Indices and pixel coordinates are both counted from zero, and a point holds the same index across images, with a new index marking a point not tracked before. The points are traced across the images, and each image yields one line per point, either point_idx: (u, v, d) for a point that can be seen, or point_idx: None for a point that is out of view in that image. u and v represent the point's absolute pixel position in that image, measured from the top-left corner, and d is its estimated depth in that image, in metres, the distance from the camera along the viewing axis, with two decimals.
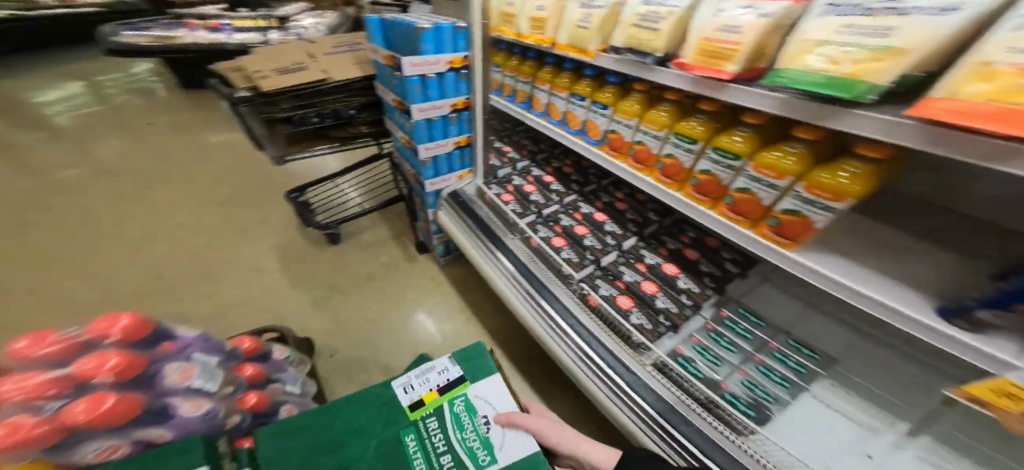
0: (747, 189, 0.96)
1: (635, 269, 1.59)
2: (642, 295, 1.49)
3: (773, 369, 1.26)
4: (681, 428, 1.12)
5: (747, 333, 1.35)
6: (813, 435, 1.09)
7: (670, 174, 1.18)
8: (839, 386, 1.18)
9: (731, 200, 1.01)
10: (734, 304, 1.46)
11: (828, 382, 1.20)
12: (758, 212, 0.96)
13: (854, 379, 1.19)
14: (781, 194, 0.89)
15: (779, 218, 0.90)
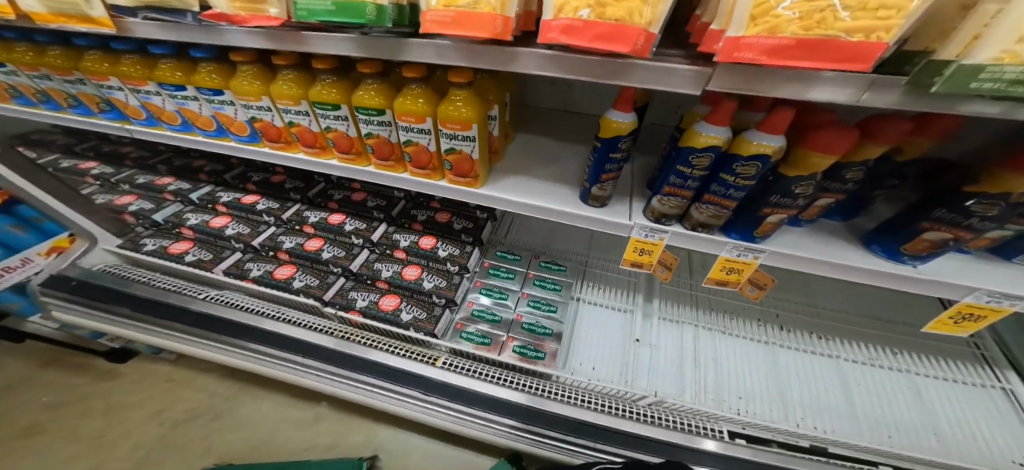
0: (407, 139, 0.63)
1: (390, 255, 0.84)
2: (398, 283, 0.80)
3: (537, 321, 0.79)
4: (494, 416, 0.76)
5: (553, 286, 0.85)
6: (603, 326, 0.87)
7: (269, 137, 0.67)
8: (609, 286, 0.94)
9: (405, 154, 0.65)
10: (539, 255, 0.92)
11: (662, 302, 0.92)
12: (430, 160, 0.65)
13: (735, 302, 0.95)
14: (438, 137, 0.62)
15: (450, 160, 0.64)
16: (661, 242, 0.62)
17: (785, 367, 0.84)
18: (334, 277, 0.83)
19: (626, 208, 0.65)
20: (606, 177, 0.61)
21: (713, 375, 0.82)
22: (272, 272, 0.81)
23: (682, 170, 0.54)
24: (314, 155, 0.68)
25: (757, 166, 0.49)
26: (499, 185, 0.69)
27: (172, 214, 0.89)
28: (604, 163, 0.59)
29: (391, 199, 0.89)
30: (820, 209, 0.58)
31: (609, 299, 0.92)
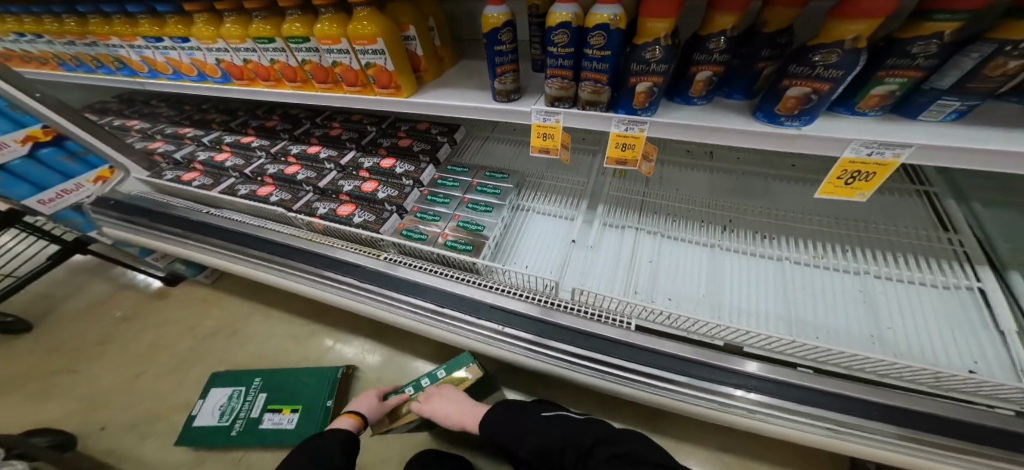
0: (334, 61, 0.71)
1: (356, 174, 1.02)
2: (358, 194, 0.95)
3: (472, 220, 0.89)
4: (426, 304, 0.85)
5: (493, 190, 0.95)
6: (543, 234, 0.95)
7: (234, 76, 0.83)
8: (558, 199, 1.01)
9: (335, 75, 0.73)
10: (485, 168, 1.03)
11: (607, 208, 0.95)
12: (357, 77, 0.72)
13: (688, 208, 0.93)
14: (355, 55, 0.69)
15: (370, 74, 0.71)
16: (560, 123, 0.62)
17: (727, 268, 0.82)
18: (305, 193, 1.00)
19: (531, 100, 0.66)
20: (502, 71, 0.62)
21: (644, 274, 0.83)
22: (256, 191, 1.00)
23: (554, 52, 0.55)
24: (272, 87, 0.82)
25: (603, 35, 0.51)
26: (423, 94, 0.75)
27: (187, 153, 1.11)
28: (495, 58, 0.60)
29: (364, 132, 1.12)
30: (705, 82, 0.58)
31: (553, 210, 0.99)
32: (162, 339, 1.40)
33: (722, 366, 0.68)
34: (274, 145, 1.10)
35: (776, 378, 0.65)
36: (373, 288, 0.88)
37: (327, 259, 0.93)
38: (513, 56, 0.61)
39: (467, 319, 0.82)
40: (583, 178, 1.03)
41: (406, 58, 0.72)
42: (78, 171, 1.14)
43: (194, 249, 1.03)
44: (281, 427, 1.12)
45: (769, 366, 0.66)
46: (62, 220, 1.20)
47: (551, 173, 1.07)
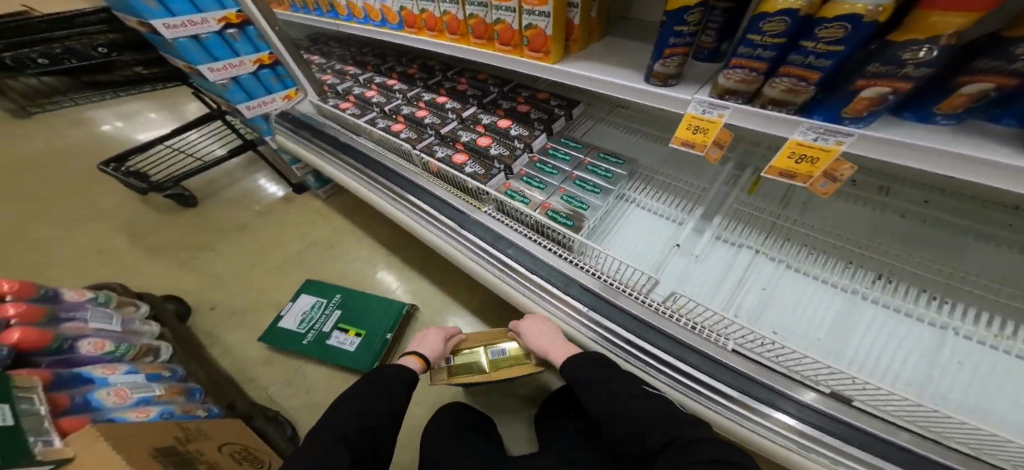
0: (497, 18, 0.74)
1: (473, 127, 1.07)
2: (473, 146, 1.00)
3: (576, 196, 0.88)
4: (518, 266, 0.87)
5: (605, 173, 0.92)
6: (646, 232, 0.91)
7: (408, 24, 0.93)
8: (672, 199, 0.95)
9: (494, 33, 0.76)
10: (599, 148, 0.99)
11: (724, 221, 0.89)
12: (513, 37, 0.74)
13: (827, 241, 0.81)
14: (521, 14, 0.70)
15: (526, 36, 0.71)
16: (721, 120, 0.50)
17: (853, 318, 0.71)
18: (428, 136, 1.08)
19: (692, 91, 0.54)
20: (670, 54, 0.51)
21: (747, 299, 0.78)
22: (390, 126, 1.10)
23: (753, 40, 0.40)
24: (434, 38, 0.90)
25: (845, 27, 0.33)
26: (569, 64, 0.71)
27: (347, 87, 1.29)
28: (669, 39, 0.48)
29: (487, 92, 1.16)
30: (973, 98, 0.35)
31: (662, 206, 0.94)
32: (276, 241, 1.67)
33: (780, 390, 0.63)
34: (411, 91, 1.22)
35: (827, 412, 0.59)
36: (469, 235, 0.94)
37: (435, 199, 1.01)
38: (690, 39, 0.49)
39: (554, 291, 0.83)
40: (705, 183, 0.95)
41: (564, 24, 0.69)
42: (276, 88, 1.35)
43: (334, 164, 1.19)
44: (345, 346, 1.27)
45: (825, 399, 0.60)
46: (253, 124, 1.40)
47: (667, 170, 1.00)
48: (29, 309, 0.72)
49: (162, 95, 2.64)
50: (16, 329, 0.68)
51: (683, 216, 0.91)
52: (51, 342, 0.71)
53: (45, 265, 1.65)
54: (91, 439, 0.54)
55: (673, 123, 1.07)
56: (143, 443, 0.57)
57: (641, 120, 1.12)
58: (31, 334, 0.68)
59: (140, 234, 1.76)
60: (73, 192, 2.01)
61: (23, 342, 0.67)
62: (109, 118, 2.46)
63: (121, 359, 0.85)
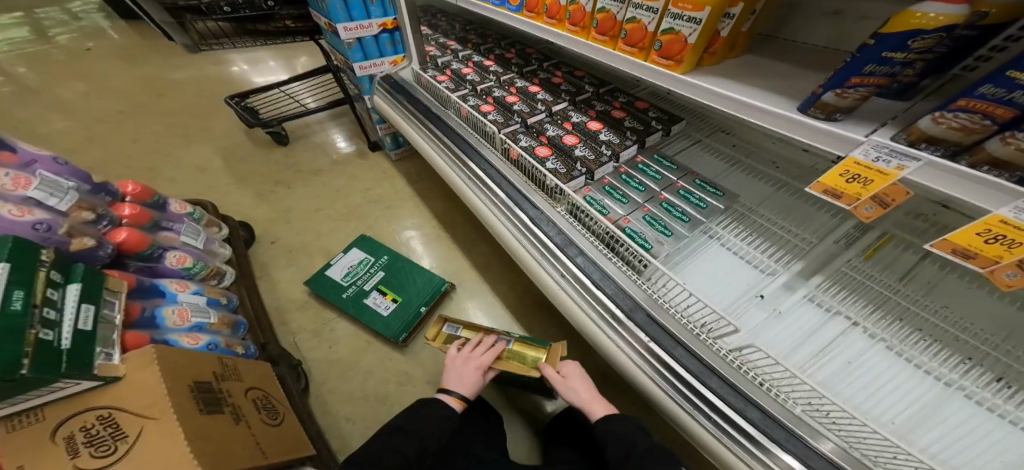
0: (631, 17, 0.67)
1: (560, 123, 1.01)
2: (557, 142, 0.95)
3: (660, 220, 0.81)
4: (575, 272, 0.83)
5: (698, 202, 0.82)
6: (730, 274, 0.83)
7: (528, 8, 0.92)
8: (770, 247, 0.85)
9: (622, 31, 0.70)
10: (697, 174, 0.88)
11: (824, 282, 0.78)
12: (643, 39, 0.67)
13: (948, 331, 0.66)
14: (662, 16, 0.61)
15: (660, 40, 0.63)
16: (895, 173, 0.42)
17: (943, 413, 0.59)
18: (514, 123, 1.05)
19: (865, 128, 0.46)
20: (855, 84, 0.44)
21: (823, 368, 0.68)
22: (480, 106, 1.09)
23: (1014, 78, 0.32)
24: (552, 26, 0.88)
25: None
26: (701, 79, 0.63)
27: (446, 61, 1.30)
28: (867, 65, 0.41)
29: (581, 90, 1.10)
30: None
31: (750, 250, 0.85)
32: (342, 192, 1.76)
33: (803, 438, 0.56)
34: (505, 75, 1.20)
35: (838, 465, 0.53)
36: (529, 223, 0.91)
37: (502, 181, 1.00)
38: (896, 69, 0.41)
39: (609, 307, 0.77)
40: (810, 236, 0.84)
41: (711, 36, 0.59)
42: (387, 52, 1.38)
43: (421, 132, 1.20)
44: (379, 309, 1.28)
45: (844, 452, 0.53)
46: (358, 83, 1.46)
47: (770, 213, 0.89)
48: (140, 214, 0.81)
49: (284, 46, 2.91)
50: (125, 229, 0.74)
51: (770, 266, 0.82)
52: (146, 248, 0.77)
53: (153, 173, 1.89)
54: (143, 361, 0.59)
55: (781, 162, 0.96)
56: (186, 375, 0.62)
57: (745, 155, 1.01)
58: (134, 237, 0.75)
59: (231, 161, 1.94)
60: (194, 113, 2.30)
61: (126, 241, 0.73)
62: (238, 60, 2.77)
63: (194, 277, 0.87)
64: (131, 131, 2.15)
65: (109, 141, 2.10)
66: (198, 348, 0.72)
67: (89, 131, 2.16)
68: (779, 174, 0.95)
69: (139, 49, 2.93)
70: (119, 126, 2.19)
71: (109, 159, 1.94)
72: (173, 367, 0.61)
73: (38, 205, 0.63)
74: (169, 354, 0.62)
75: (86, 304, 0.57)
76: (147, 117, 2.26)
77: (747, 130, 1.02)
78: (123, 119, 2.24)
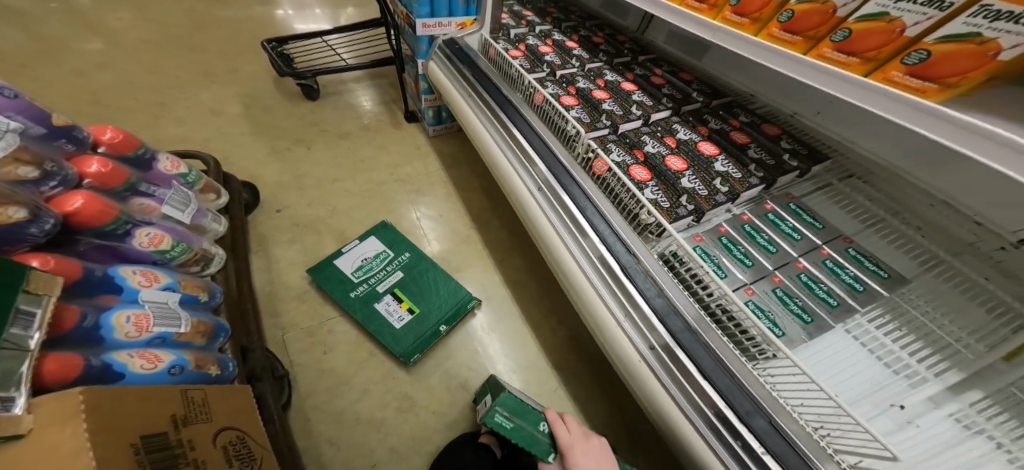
0: (871, 10, 0.39)
1: (661, 137, 0.79)
2: (659, 164, 0.73)
3: (795, 297, 0.60)
4: (658, 325, 0.62)
5: (852, 282, 0.60)
6: (851, 369, 0.56)
7: None
8: (911, 340, 0.56)
9: (840, 30, 0.42)
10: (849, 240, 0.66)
11: (985, 403, 0.50)
12: (879, 46, 0.39)
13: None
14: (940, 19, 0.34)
15: (929, 50, 0.34)
16: None
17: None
18: (601, 125, 0.82)
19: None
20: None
21: None
22: (561, 97, 0.87)
23: None
24: (697, 11, 0.63)
25: None
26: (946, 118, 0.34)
27: (521, 33, 1.07)
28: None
29: (688, 97, 0.88)
30: None
31: (891, 349, 0.56)
32: (367, 166, 1.55)
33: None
34: (590, 62, 0.97)
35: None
36: (600, 245, 0.71)
37: (569, 184, 0.78)
38: None
39: (707, 395, 0.55)
40: (967, 336, 0.54)
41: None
42: (458, 11, 1.11)
43: (483, 118, 0.97)
44: (390, 318, 1.10)
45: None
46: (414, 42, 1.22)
47: (917, 295, 0.60)
48: (110, 172, 0.61)
49: None
50: (81, 194, 0.54)
51: (916, 380, 0.53)
52: (112, 222, 0.57)
53: (165, 109, 1.70)
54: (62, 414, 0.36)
55: (929, 228, 0.68)
56: (127, 430, 0.40)
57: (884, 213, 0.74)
58: (93, 206, 0.54)
59: (251, 109, 1.74)
60: (223, 50, 2.10)
61: (80, 213, 0.53)
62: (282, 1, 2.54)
63: (171, 263, 0.69)
64: (153, 60, 1.97)
65: (128, 65, 1.92)
66: (155, 376, 0.51)
67: (111, 52, 1.99)
68: (930, 243, 0.66)
69: None
70: (144, 51, 2.02)
71: (124, 86, 1.77)
72: (109, 422, 0.39)
73: None
74: (107, 400, 0.39)
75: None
76: (173, 47, 2.08)
77: (897, 184, 0.73)
78: (148, 45, 2.07)
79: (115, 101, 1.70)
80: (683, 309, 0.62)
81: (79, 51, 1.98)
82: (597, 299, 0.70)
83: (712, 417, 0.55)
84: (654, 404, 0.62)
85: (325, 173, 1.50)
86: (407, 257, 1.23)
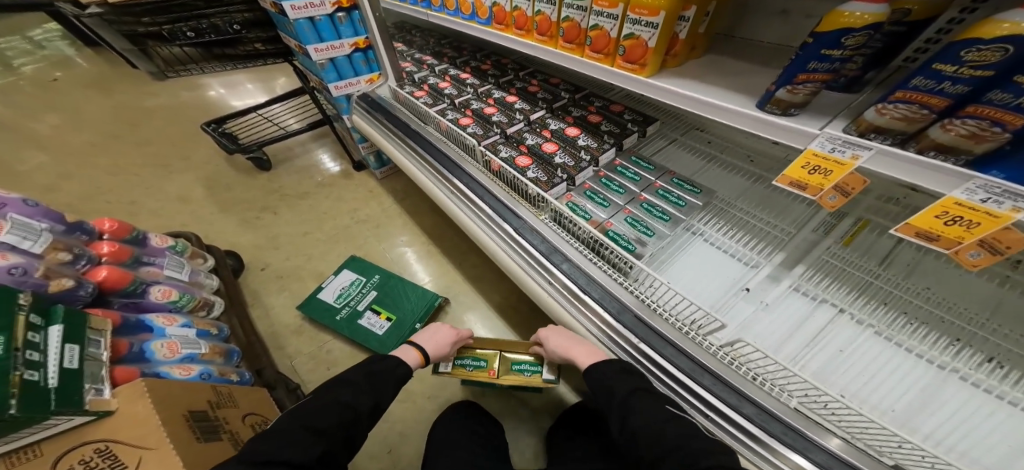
0: (595, 24, 0.80)
1: (539, 131, 1.05)
2: (538, 151, 0.98)
3: (641, 220, 0.85)
4: (556, 272, 0.85)
5: (677, 200, 0.88)
6: (716, 267, 0.82)
7: (519, 24, 1.02)
8: (750, 239, 0.84)
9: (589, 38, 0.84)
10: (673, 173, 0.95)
11: (807, 271, 0.77)
12: (607, 45, 0.80)
13: (934, 313, 0.67)
14: (622, 23, 0.74)
15: (624, 45, 0.76)
16: (852, 162, 0.49)
17: (943, 399, 0.59)
18: (494, 133, 1.08)
19: (819, 122, 0.54)
20: (802, 81, 0.52)
21: (800, 351, 0.68)
22: (459, 119, 1.13)
23: (939, 70, 0.39)
24: (543, 42, 0.98)
25: (1007, 51, 0.34)
26: (663, 79, 0.76)
27: (422, 76, 1.37)
28: (809, 62, 0.50)
29: (557, 97, 1.15)
30: None
31: (739, 247, 0.84)
32: (330, 213, 1.75)
33: (788, 421, 0.59)
34: (481, 87, 1.25)
35: (849, 462, 0.53)
36: (509, 226, 0.94)
37: (485, 190, 1.02)
38: (835, 65, 0.49)
39: (601, 314, 0.78)
40: (789, 227, 0.83)
41: (669, 39, 0.72)
42: (362, 71, 1.46)
43: (403, 150, 1.22)
44: (375, 328, 1.29)
45: (839, 439, 0.56)
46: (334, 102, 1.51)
47: (748, 206, 0.90)
48: (119, 250, 0.86)
49: (259, 70, 2.89)
50: (105, 267, 0.81)
51: (758, 263, 0.80)
52: (129, 284, 0.84)
53: (135, 206, 1.85)
54: (135, 394, 0.67)
55: (755, 155, 0.98)
56: (180, 405, 0.71)
57: (719, 152, 1.03)
58: (114, 274, 0.81)
59: (214, 190, 1.91)
60: (172, 143, 2.26)
61: (107, 280, 0.80)
62: (213, 85, 2.74)
63: (181, 310, 0.96)
64: (108, 165, 2.11)
65: (85, 175, 2.04)
66: (190, 377, 0.81)
67: (62, 167, 2.09)
68: (754, 167, 0.96)
69: (110, 82, 2.87)
70: (96, 160, 2.14)
71: (87, 196, 1.89)
72: (164, 399, 0.69)
73: (13, 249, 0.69)
74: (159, 387, 0.70)
75: (69, 343, 0.64)
76: (123, 150, 2.22)
77: (721, 127, 1.05)
78: (98, 153, 2.19)
79: (81, 210, 1.82)
80: (573, 257, 0.85)
81: (30, 174, 2.07)
82: (517, 267, 0.92)
83: (608, 326, 0.78)
84: (572, 329, 0.85)
85: (292, 229, 1.69)
86: (379, 277, 1.43)
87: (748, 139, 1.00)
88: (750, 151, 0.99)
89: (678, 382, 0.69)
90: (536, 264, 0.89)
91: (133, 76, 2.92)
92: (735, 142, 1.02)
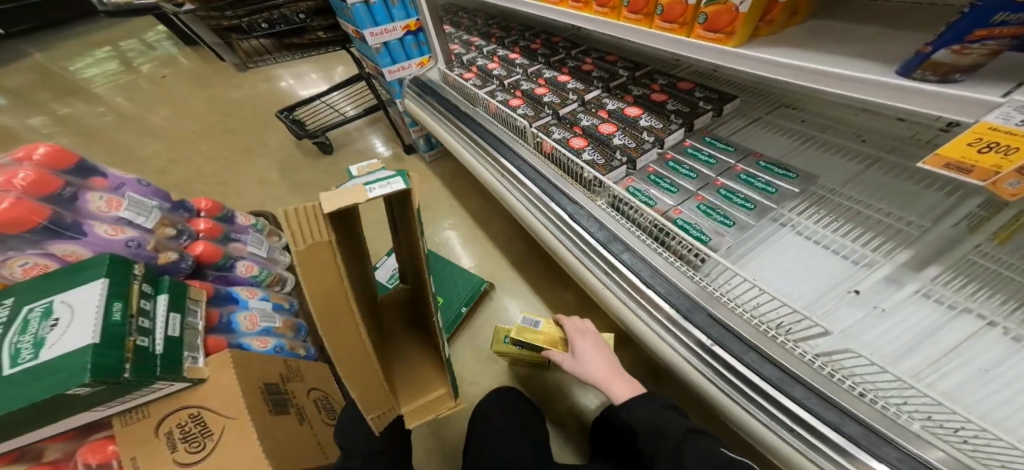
0: None
1: (595, 112, 0.99)
2: (593, 133, 0.92)
3: (716, 209, 0.79)
4: (616, 262, 0.79)
5: (765, 186, 0.81)
6: (812, 265, 0.70)
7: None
8: (859, 232, 0.71)
9: (660, 7, 0.74)
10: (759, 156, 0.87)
11: (944, 274, 0.61)
12: (683, 13, 0.71)
13: None
14: None
15: (706, 12, 0.66)
16: None
17: None
18: (546, 115, 1.03)
19: (999, 89, 0.41)
20: (980, 38, 0.38)
21: (921, 364, 0.55)
22: (509, 101, 1.09)
23: None
24: (603, 14, 0.89)
25: None
26: (755, 47, 0.64)
27: (472, 57, 1.33)
28: (994, 14, 0.36)
29: (615, 75, 1.07)
30: None
31: (848, 240, 0.71)
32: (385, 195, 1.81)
33: (900, 444, 0.47)
34: (531, 67, 1.19)
35: None
36: (564, 210, 0.90)
37: (540, 172, 0.98)
38: None
39: (667, 309, 0.72)
40: (910, 218, 0.68)
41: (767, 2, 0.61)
42: (414, 54, 1.45)
43: (450, 131, 1.22)
44: None
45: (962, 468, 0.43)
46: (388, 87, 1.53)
47: (858, 193, 0.75)
48: (213, 227, 0.98)
49: (322, 58, 3.05)
50: (201, 243, 0.92)
51: (870, 261, 0.67)
52: (219, 258, 0.95)
53: (223, 186, 2.07)
54: (221, 363, 0.74)
55: (866, 134, 0.82)
56: (257, 377, 0.78)
57: (816, 131, 0.89)
58: (209, 249, 0.92)
59: (286, 173, 2.07)
60: (251, 129, 2.48)
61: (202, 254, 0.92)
62: (284, 75, 2.95)
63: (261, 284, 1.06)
64: (203, 150, 2.37)
65: (186, 158, 2.32)
66: (266, 350, 0.87)
67: (169, 152, 2.40)
68: (865, 147, 0.80)
69: (203, 76, 3.22)
70: (194, 146, 2.42)
71: (189, 177, 2.16)
72: (244, 369, 0.76)
73: (132, 223, 0.82)
74: (241, 358, 0.77)
75: (171, 313, 0.74)
76: (215, 136, 2.48)
77: (820, 103, 0.90)
78: (196, 139, 2.48)
79: (183, 190, 2.08)
80: (636, 247, 0.79)
81: (145, 158, 2.40)
82: (571, 257, 0.89)
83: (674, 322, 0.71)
84: (633, 323, 0.79)
85: None
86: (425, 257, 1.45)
87: (859, 114, 0.84)
88: (855, 130, 0.84)
89: (760, 392, 0.59)
90: (594, 255, 0.84)
91: (220, 69, 3.25)
92: (842, 119, 0.86)
